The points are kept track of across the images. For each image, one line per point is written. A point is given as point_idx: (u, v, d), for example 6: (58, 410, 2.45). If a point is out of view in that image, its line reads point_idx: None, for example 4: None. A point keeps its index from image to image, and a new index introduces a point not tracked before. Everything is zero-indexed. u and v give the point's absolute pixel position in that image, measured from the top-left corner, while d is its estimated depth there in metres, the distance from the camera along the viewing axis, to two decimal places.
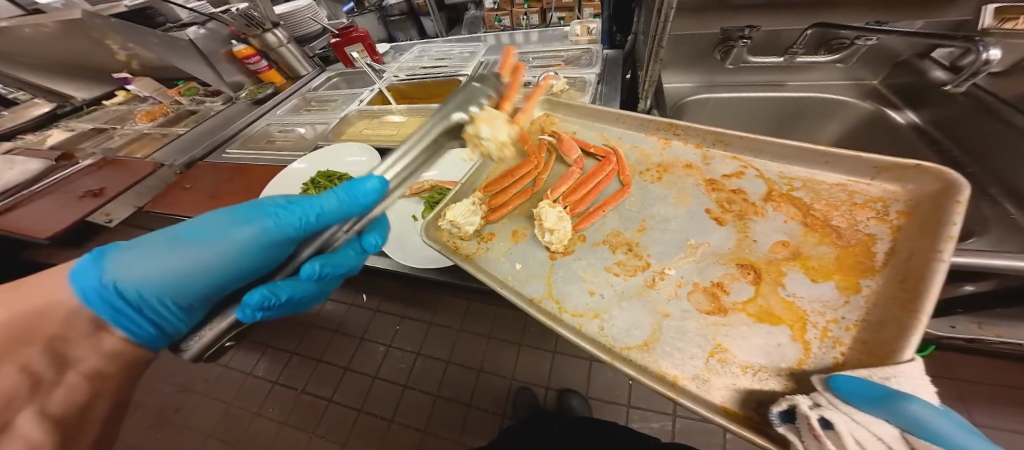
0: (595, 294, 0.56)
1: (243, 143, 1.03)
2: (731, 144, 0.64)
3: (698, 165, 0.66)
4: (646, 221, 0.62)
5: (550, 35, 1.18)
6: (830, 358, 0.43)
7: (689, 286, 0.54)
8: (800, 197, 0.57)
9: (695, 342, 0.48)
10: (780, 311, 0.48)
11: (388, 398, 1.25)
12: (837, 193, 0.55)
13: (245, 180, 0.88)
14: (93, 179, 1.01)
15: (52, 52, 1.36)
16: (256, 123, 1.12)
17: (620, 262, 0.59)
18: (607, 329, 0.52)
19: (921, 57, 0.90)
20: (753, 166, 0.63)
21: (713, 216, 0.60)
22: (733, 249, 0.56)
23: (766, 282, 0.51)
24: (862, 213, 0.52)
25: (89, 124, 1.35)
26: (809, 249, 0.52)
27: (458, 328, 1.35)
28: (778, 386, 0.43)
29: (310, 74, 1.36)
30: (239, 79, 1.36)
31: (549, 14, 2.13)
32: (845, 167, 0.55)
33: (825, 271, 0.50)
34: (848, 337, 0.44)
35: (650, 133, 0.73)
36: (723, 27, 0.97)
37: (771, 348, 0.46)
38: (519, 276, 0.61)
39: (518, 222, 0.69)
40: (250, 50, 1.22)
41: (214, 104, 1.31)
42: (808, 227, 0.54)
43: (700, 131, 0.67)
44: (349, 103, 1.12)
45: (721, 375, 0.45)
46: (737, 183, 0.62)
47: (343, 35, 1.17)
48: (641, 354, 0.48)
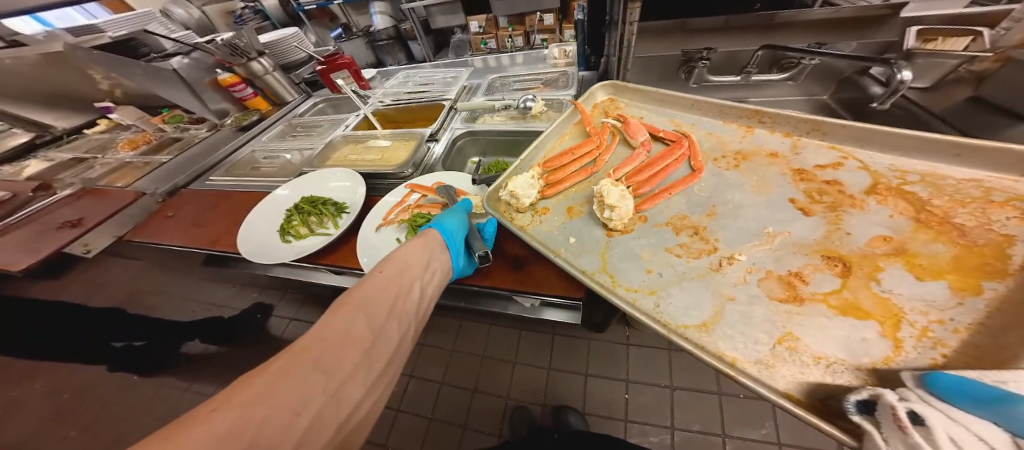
0: (653, 273, 0.58)
1: (228, 170, 1.03)
2: (827, 134, 0.68)
3: (784, 154, 0.70)
4: (717, 207, 0.65)
5: (532, 57, 1.23)
6: (926, 359, 0.42)
7: (760, 274, 0.54)
8: (914, 192, 0.58)
9: (763, 328, 0.48)
10: (870, 306, 0.48)
11: (382, 424, 1.21)
12: (969, 189, 0.56)
13: (228, 207, 0.88)
14: (72, 209, 0.99)
15: (33, 83, 1.35)
16: (242, 149, 1.12)
17: (684, 245, 0.61)
18: (663, 306, 0.53)
19: (862, 74, 0.96)
20: (856, 158, 0.65)
21: (798, 206, 0.61)
22: (819, 240, 0.56)
23: (856, 276, 0.51)
24: (999, 211, 0.52)
25: (69, 154, 1.33)
26: (919, 247, 0.51)
27: (451, 348, 1.34)
28: (855, 380, 0.42)
29: (297, 99, 1.38)
30: (224, 106, 1.37)
31: (533, 37, 2.23)
32: (984, 162, 0.56)
33: (933, 271, 0.49)
34: (954, 339, 0.42)
35: (731, 120, 0.79)
36: (683, 49, 1.04)
37: (854, 342, 0.45)
38: (571, 248, 0.64)
39: (575, 200, 0.74)
40: (235, 78, 1.24)
41: (198, 132, 1.31)
42: (921, 223, 0.54)
43: (792, 121, 0.71)
44: (335, 128, 1.14)
45: (789, 363, 0.44)
46: (832, 174, 0.64)
47: (329, 62, 1.20)
48: (698, 334, 0.49)
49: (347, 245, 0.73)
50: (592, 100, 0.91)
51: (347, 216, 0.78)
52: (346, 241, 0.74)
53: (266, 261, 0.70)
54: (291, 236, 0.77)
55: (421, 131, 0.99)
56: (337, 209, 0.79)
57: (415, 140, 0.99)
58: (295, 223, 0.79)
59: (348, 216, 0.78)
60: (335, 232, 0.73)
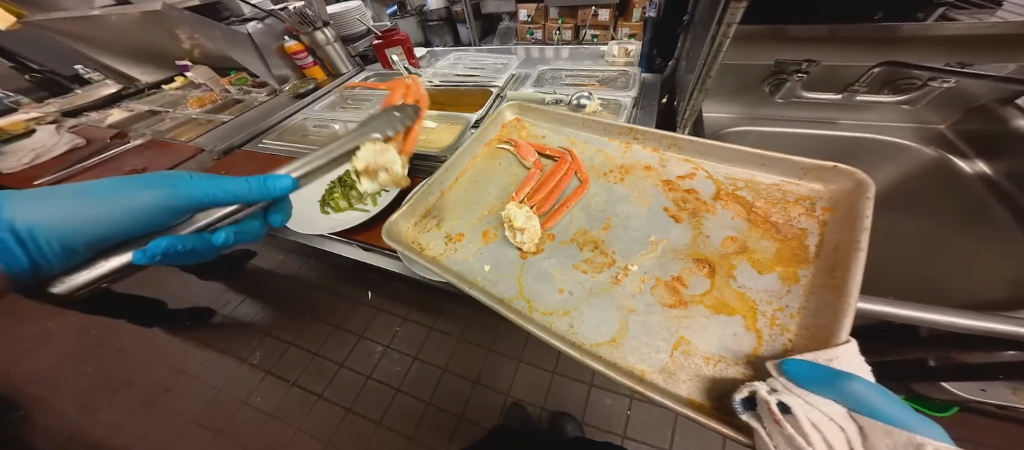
0: (564, 292, 0.62)
1: (280, 134, 1.07)
2: (684, 148, 0.76)
3: (655, 167, 0.77)
4: (611, 220, 0.71)
5: (582, 54, 1.16)
6: (780, 345, 0.49)
7: (651, 281, 0.61)
8: (743, 196, 0.67)
9: (660, 336, 0.53)
10: (732, 302, 0.55)
11: (379, 401, 1.23)
12: (773, 192, 0.66)
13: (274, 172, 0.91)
14: (139, 158, 1.08)
15: (128, 39, 1.50)
16: (294, 116, 1.16)
17: (587, 260, 0.66)
18: (576, 326, 0.57)
19: (1003, 104, 0.81)
20: (703, 168, 0.74)
21: (670, 214, 0.69)
22: (688, 245, 0.64)
23: (720, 274, 0.59)
24: (795, 209, 0.62)
25: (146, 106, 1.46)
26: (755, 243, 0.61)
27: (458, 337, 1.32)
28: (737, 374, 0.48)
29: (351, 73, 1.40)
30: (286, 73, 1.40)
31: (583, 31, 2.14)
32: (782, 168, 0.66)
33: (770, 264, 0.58)
34: (793, 323, 0.50)
35: (613, 137, 0.83)
36: (776, 59, 0.92)
37: (728, 337, 0.52)
38: (489, 275, 0.66)
39: (490, 222, 0.75)
40: (299, 47, 1.29)
41: (258, 95, 1.38)
42: (752, 223, 0.63)
43: (656, 136, 0.78)
44: (383, 104, 1.15)
45: (685, 367, 0.49)
46: (689, 184, 0.72)
47: (385, 37, 1.21)
48: (609, 350, 0.53)
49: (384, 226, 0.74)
50: (498, 120, 0.92)
51: (386, 195, 0.79)
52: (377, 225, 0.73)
53: (307, 231, 0.71)
54: (330, 208, 0.78)
55: (466, 116, 0.97)
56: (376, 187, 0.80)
57: (459, 124, 0.98)
58: (336, 196, 0.80)
59: (387, 194, 0.79)
60: (376, 210, 0.74)
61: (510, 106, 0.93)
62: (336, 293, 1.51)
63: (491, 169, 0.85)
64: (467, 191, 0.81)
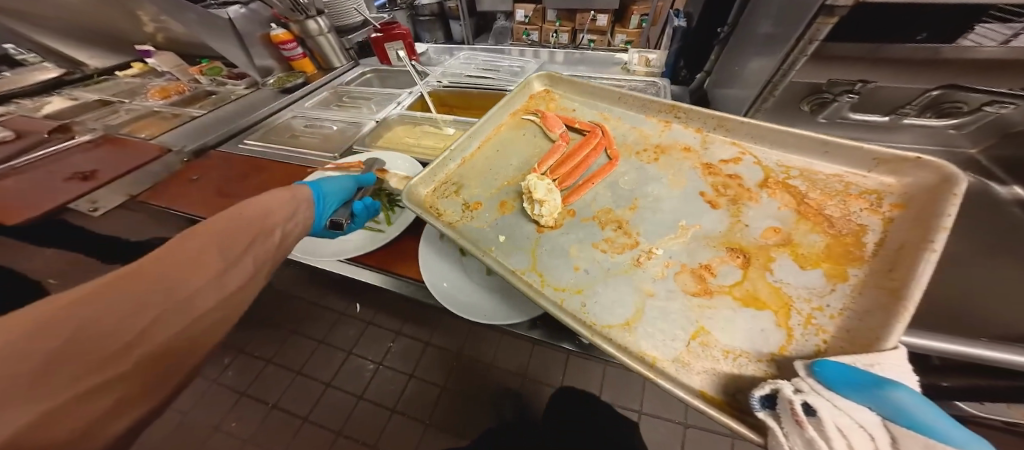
0: (580, 270, 0.54)
1: (265, 134, 0.96)
2: (732, 130, 0.67)
3: (696, 149, 0.68)
4: (639, 200, 0.62)
5: (602, 60, 1.12)
6: (813, 345, 0.41)
7: (676, 267, 0.52)
8: (795, 185, 0.58)
9: (678, 323, 0.45)
10: (766, 296, 0.47)
11: (371, 423, 1.12)
12: (833, 183, 0.56)
13: (260, 178, 0.79)
14: (90, 156, 0.92)
15: (75, 17, 1.30)
16: (281, 113, 1.04)
17: (609, 239, 0.58)
18: (588, 305, 0.50)
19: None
20: (752, 154, 0.65)
21: (707, 200, 0.60)
22: (724, 233, 0.55)
23: (755, 266, 0.50)
24: (856, 203, 0.52)
25: (96, 95, 1.26)
26: (800, 237, 0.51)
27: (457, 353, 1.23)
28: (757, 372, 0.40)
29: (344, 67, 1.30)
30: (270, 65, 1.26)
31: (580, 35, 2.13)
32: (846, 158, 0.56)
33: (814, 259, 0.48)
34: (832, 324, 0.42)
35: (651, 115, 0.76)
36: (831, 79, 0.70)
37: (756, 333, 0.43)
38: (502, 246, 0.59)
39: (510, 193, 0.68)
40: (288, 36, 1.16)
41: (236, 88, 1.24)
42: (800, 214, 0.54)
43: (702, 115, 0.70)
44: (386, 104, 1.05)
45: (701, 359, 0.42)
46: (733, 168, 0.63)
47: (385, 30, 1.12)
48: (620, 333, 0.46)
49: (400, 248, 0.63)
50: (526, 90, 0.86)
51: (401, 212, 0.68)
52: (395, 243, 0.64)
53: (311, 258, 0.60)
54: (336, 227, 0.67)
55: None
56: (391, 202, 0.69)
57: None
58: None
59: (401, 211, 0.68)
60: (390, 230, 0.63)
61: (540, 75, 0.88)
62: (321, 306, 1.37)
63: (515, 140, 0.78)
64: (490, 162, 0.74)
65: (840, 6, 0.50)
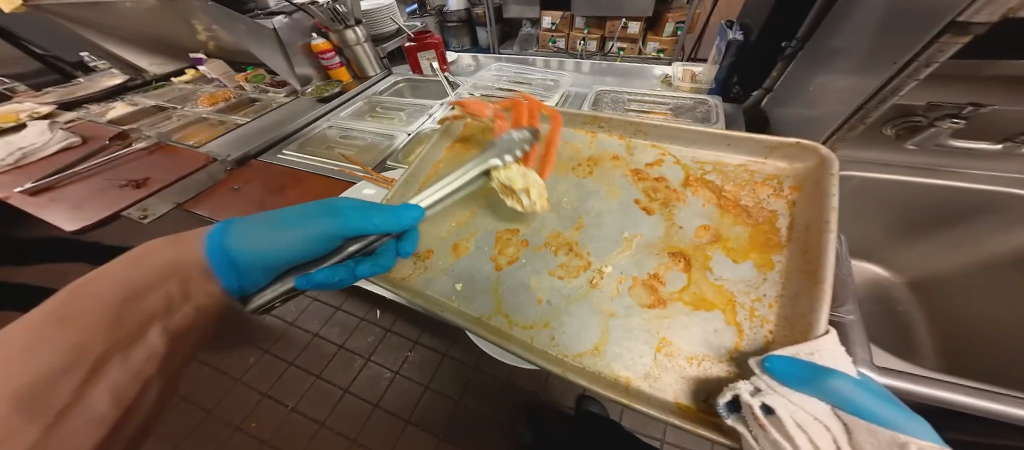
0: (542, 301, 0.52)
1: (302, 145, 0.98)
2: (648, 134, 0.64)
3: (623, 156, 0.64)
4: (582, 218, 0.59)
5: (633, 70, 1.07)
6: (761, 338, 0.41)
7: (628, 281, 0.50)
8: (712, 180, 0.56)
9: (641, 338, 0.45)
10: (711, 295, 0.46)
11: (386, 432, 1.11)
12: (741, 173, 0.55)
13: (295, 191, 0.80)
14: (146, 163, 0.99)
15: (141, 28, 1.41)
16: (317, 123, 1.07)
17: (562, 264, 0.55)
18: (557, 338, 0.47)
19: None
20: (670, 153, 0.62)
21: (640, 206, 0.58)
22: (662, 238, 0.53)
23: (695, 267, 0.49)
24: (763, 191, 0.52)
25: (152, 101, 1.36)
26: (727, 231, 0.51)
27: (473, 367, 1.21)
28: (722, 372, 0.40)
29: (378, 76, 1.33)
30: (309, 73, 1.29)
31: (609, 43, 2.06)
32: (746, 148, 0.56)
33: (743, 251, 0.48)
34: (773, 314, 0.42)
35: (578, 126, 0.70)
36: (933, 102, 0.57)
37: (709, 335, 0.43)
38: (463, 293, 0.55)
39: (461, 232, 0.63)
40: (328, 45, 1.21)
41: (277, 95, 1.30)
42: (723, 209, 0.53)
43: (620, 122, 0.65)
44: (418, 116, 1.05)
45: (670, 370, 0.42)
46: (658, 171, 0.61)
47: (418, 40, 1.13)
48: (592, 359, 0.44)
49: None
50: (454, 118, 0.77)
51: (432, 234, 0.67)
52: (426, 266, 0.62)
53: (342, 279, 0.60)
54: None
55: None
56: None
57: None
58: None
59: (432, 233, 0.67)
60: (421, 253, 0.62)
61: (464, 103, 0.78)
62: (343, 310, 1.40)
63: (456, 174, 0.70)
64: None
65: (978, 23, 0.41)
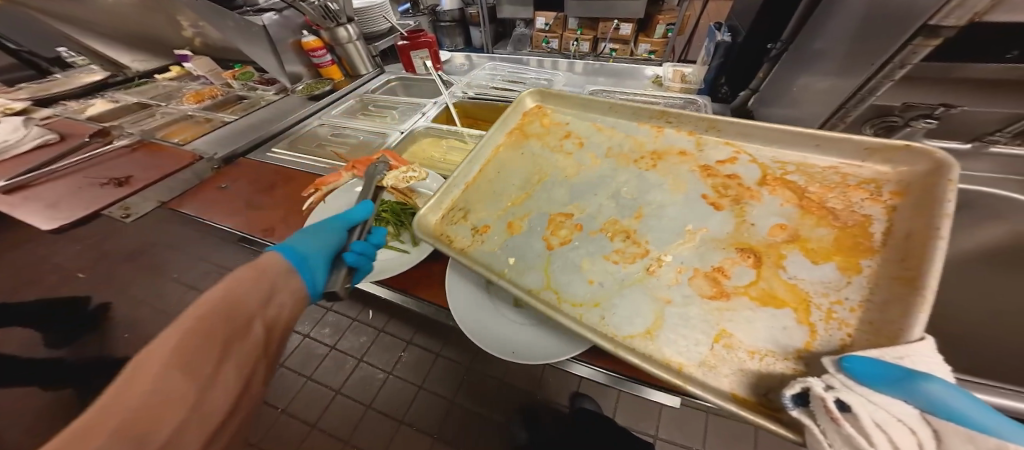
0: (595, 283, 0.47)
1: (292, 142, 0.97)
2: (723, 131, 0.58)
3: (692, 151, 0.59)
4: (643, 207, 0.54)
5: (625, 70, 1.08)
6: (838, 340, 0.35)
7: (689, 272, 0.45)
8: (794, 180, 0.50)
9: (699, 328, 0.40)
10: (783, 293, 0.40)
11: (380, 433, 1.10)
12: (829, 175, 0.48)
13: (286, 189, 0.79)
14: (128, 160, 0.96)
15: (123, 23, 1.37)
16: (308, 121, 1.06)
17: (618, 250, 0.50)
18: (608, 319, 0.43)
19: None
20: (745, 151, 0.56)
21: (709, 201, 0.52)
22: (730, 234, 0.47)
23: (766, 265, 0.43)
24: (856, 193, 0.45)
25: (134, 98, 1.32)
26: (807, 231, 0.44)
27: (468, 366, 1.20)
28: (787, 369, 0.35)
29: (370, 74, 1.32)
30: (298, 71, 1.27)
31: (602, 44, 2.08)
32: (838, 149, 0.49)
33: (825, 253, 0.41)
34: (855, 318, 0.36)
35: (644, 121, 0.66)
36: (907, 102, 0.59)
37: (777, 331, 0.37)
38: (516, 268, 0.52)
39: (518, 211, 0.59)
40: (319, 44, 1.19)
41: (265, 93, 1.28)
42: (804, 209, 0.46)
43: (692, 118, 0.61)
44: (411, 114, 1.05)
45: (728, 362, 0.37)
46: (731, 168, 0.54)
47: (411, 38, 1.13)
48: (643, 343, 0.40)
49: (426, 267, 0.61)
50: (518, 107, 0.75)
51: None
52: (421, 263, 0.61)
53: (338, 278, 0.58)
54: None
55: None
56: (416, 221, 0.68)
57: None
58: None
59: None
60: (416, 250, 0.62)
61: (535, 94, 0.77)
62: (334, 311, 1.39)
63: (515, 158, 0.67)
64: (490, 179, 0.65)
65: (948, 27, 0.46)
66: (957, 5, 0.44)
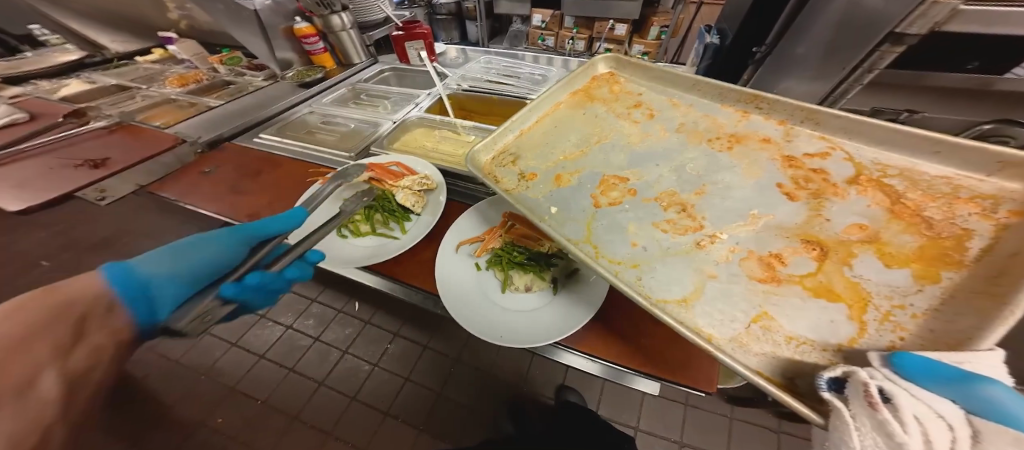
0: (637, 246, 0.47)
1: (281, 129, 0.95)
2: (822, 124, 0.54)
3: (777, 140, 0.56)
4: (707, 186, 0.53)
5: None
6: (887, 342, 0.33)
7: (742, 253, 0.44)
8: (892, 184, 0.46)
9: (738, 304, 0.39)
10: (842, 289, 0.38)
11: (363, 425, 1.09)
12: (937, 185, 0.44)
13: (273, 175, 0.77)
14: (103, 142, 0.92)
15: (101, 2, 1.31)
16: (297, 108, 1.03)
17: (670, 220, 0.49)
18: (644, 280, 0.43)
19: None
20: (842, 149, 0.52)
21: (783, 191, 0.49)
22: (799, 224, 0.45)
23: (832, 259, 0.41)
24: (963, 207, 0.41)
25: (114, 79, 1.26)
26: (891, 236, 0.41)
27: (454, 359, 1.20)
28: (823, 361, 0.33)
29: (363, 63, 1.30)
30: (289, 58, 1.25)
31: (597, 44, 2.10)
32: (961, 158, 0.44)
33: (901, 258, 0.39)
34: (914, 324, 0.34)
35: (728, 104, 0.64)
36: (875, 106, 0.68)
37: (821, 323, 0.36)
38: (555, 218, 0.53)
39: (569, 166, 0.60)
40: (311, 30, 1.17)
41: (254, 79, 1.24)
42: (893, 213, 0.43)
43: (788, 106, 0.57)
44: (404, 104, 1.04)
45: (761, 342, 0.35)
46: (819, 163, 0.51)
47: (407, 29, 1.12)
48: (676, 309, 0.39)
49: (415, 255, 0.60)
50: (589, 70, 0.76)
51: (415, 221, 0.66)
52: (409, 252, 0.61)
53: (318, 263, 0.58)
54: (348, 232, 0.65)
55: None
56: (404, 211, 0.67)
57: None
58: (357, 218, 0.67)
59: (415, 221, 0.66)
60: (404, 240, 0.61)
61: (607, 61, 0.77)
62: (319, 302, 1.37)
63: (573, 120, 0.68)
64: (548, 132, 0.67)
65: (910, 35, 0.53)
66: (919, 14, 0.51)
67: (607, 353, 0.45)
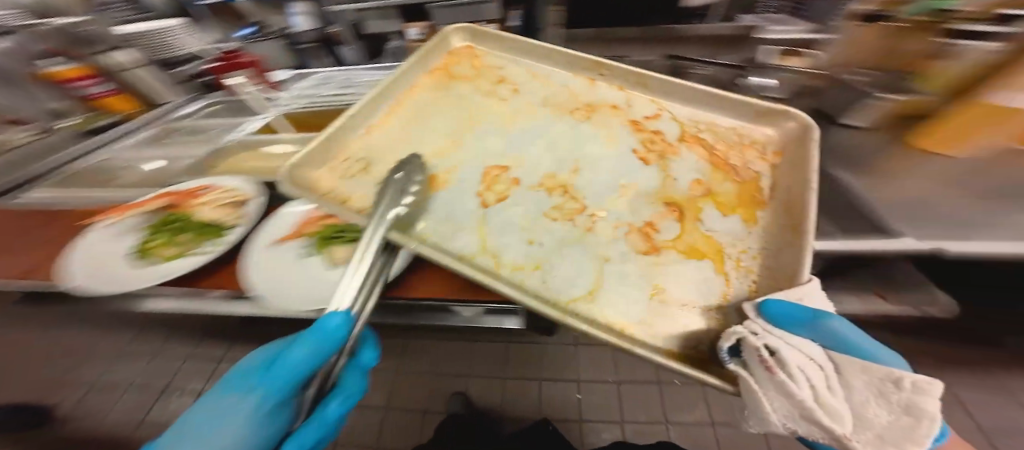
0: (535, 242, 0.42)
1: (55, 181, 0.91)
2: (650, 88, 0.54)
3: (623, 105, 0.54)
4: (580, 161, 0.49)
5: None
6: (746, 287, 0.35)
7: (625, 227, 0.42)
8: (705, 139, 0.48)
9: (633, 283, 0.37)
10: (702, 245, 0.39)
11: None
12: (729, 134, 0.47)
13: (55, 226, 0.73)
14: None
15: None
16: (88, 157, 1.01)
17: (558, 206, 0.45)
18: (549, 281, 0.38)
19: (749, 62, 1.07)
20: (668, 109, 0.53)
21: (638, 157, 0.48)
22: (660, 188, 0.45)
23: (688, 218, 0.41)
24: (748, 153, 0.45)
25: None
26: (718, 186, 0.43)
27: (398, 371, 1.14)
28: (709, 323, 0.33)
29: (176, 101, 1.25)
30: (60, 107, 1.16)
31: None
32: (736, 109, 0.48)
33: (731, 205, 0.41)
34: (759, 264, 0.36)
35: (579, 72, 0.59)
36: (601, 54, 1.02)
37: (701, 281, 0.36)
38: (440, 229, 0.43)
39: (445, 161, 0.51)
40: (72, 73, 1.06)
41: (17, 134, 1.10)
42: (714, 165, 0.45)
43: (624, 71, 0.55)
44: (230, 132, 1.08)
45: (663, 318, 0.34)
46: (655, 124, 0.51)
47: (227, 59, 1.19)
48: (584, 308, 0.35)
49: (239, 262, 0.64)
50: (442, 44, 0.65)
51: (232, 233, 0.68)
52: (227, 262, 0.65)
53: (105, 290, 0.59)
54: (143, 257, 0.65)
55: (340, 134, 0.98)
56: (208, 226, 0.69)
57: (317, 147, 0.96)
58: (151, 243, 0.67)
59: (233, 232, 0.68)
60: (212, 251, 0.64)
61: (450, 44, 0.66)
62: (229, 361, 1.11)
63: (438, 104, 0.58)
64: (402, 134, 0.54)
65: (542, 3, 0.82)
66: None
67: (433, 278, 0.58)
